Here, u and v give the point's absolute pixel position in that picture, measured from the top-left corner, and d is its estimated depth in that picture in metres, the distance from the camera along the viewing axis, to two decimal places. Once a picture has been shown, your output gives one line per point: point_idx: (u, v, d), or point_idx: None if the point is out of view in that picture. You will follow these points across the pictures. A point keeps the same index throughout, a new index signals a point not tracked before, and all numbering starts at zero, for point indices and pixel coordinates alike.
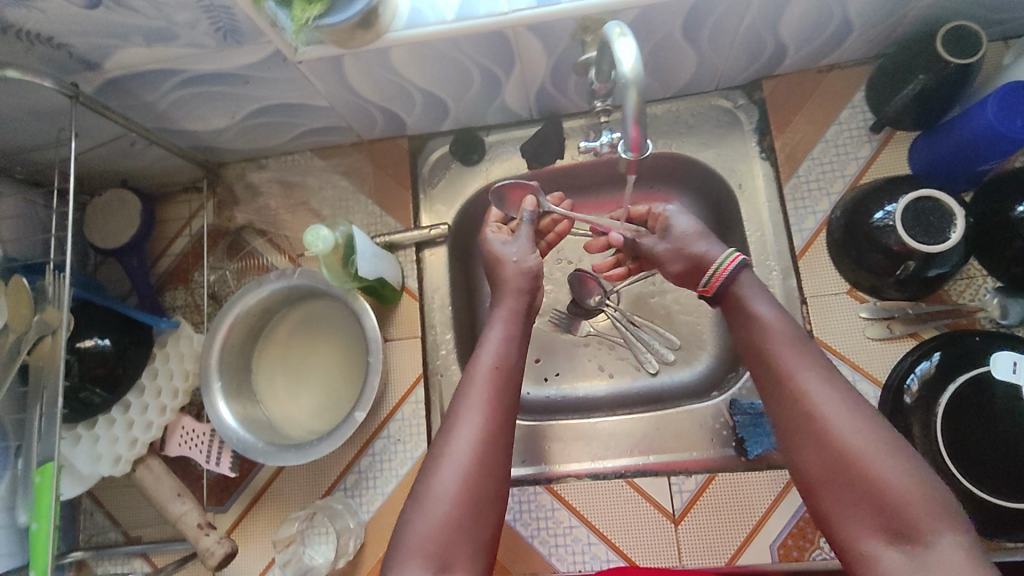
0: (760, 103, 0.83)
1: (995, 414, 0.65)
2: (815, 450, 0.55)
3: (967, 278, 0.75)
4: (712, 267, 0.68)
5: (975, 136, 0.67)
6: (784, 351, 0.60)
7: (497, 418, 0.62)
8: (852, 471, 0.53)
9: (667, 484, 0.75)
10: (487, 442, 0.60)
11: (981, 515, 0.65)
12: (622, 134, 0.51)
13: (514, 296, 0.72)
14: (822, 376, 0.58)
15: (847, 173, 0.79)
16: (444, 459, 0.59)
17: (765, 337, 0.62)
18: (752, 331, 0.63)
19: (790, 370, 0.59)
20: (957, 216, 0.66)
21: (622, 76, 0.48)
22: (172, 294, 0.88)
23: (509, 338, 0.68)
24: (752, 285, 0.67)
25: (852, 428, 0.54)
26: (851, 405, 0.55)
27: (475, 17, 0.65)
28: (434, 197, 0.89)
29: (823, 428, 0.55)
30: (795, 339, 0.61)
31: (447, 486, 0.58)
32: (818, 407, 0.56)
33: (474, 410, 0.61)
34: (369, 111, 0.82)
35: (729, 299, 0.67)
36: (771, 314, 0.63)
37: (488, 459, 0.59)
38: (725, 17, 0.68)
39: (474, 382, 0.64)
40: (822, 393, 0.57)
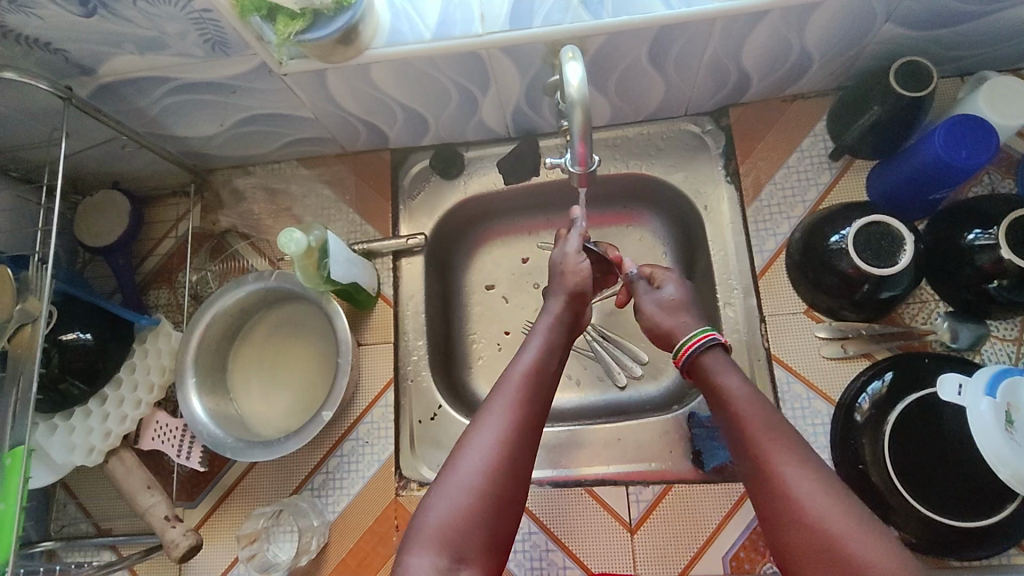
0: (727, 129, 0.86)
1: (942, 434, 0.67)
2: (793, 531, 0.52)
3: (920, 301, 0.77)
4: (681, 342, 0.67)
5: (926, 166, 0.70)
6: (754, 420, 0.58)
7: (526, 418, 0.59)
8: (837, 562, 0.49)
9: (625, 494, 0.76)
10: (517, 440, 0.58)
11: (927, 534, 0.66)
12: (571, 149, 0.55)
13: (559, 307, 0.71)
14: (789, 452, 0.55)
15: (807, 199, 0.82)
16: (470, 448, 0.57)
17: (736, 415, 0.59)
18: (724, 409, 0.61)
19: (764, 442, 0.56)
20: (906, 241, 0.69)
21: (569, 95, 0.51)
22: (155, 293, 0.91)
23: (549, 346, 0.66)
24: (721, 362, 0.64)
25: (828, 508, 0.51)
26: (822, 483, 0.53)
27: (450, 37, 0.69)
28: (414, 209, 0.92)
29: (797, 504, 0.52)
30: (764, 415, 0.58)
31: (470, 475, 0.56)
32: (789, 486, 0.53)
33: (506, 403, 0.60)
34: (353, 124, 0.86)
35: (699, 374, 0.65)
36: (740, 390, 0.61)
37: (516, 460, 0.57)
38: (688, 45, 0.71)
39: (509, 381, 0.62)
40: (798, 480, 0.53)
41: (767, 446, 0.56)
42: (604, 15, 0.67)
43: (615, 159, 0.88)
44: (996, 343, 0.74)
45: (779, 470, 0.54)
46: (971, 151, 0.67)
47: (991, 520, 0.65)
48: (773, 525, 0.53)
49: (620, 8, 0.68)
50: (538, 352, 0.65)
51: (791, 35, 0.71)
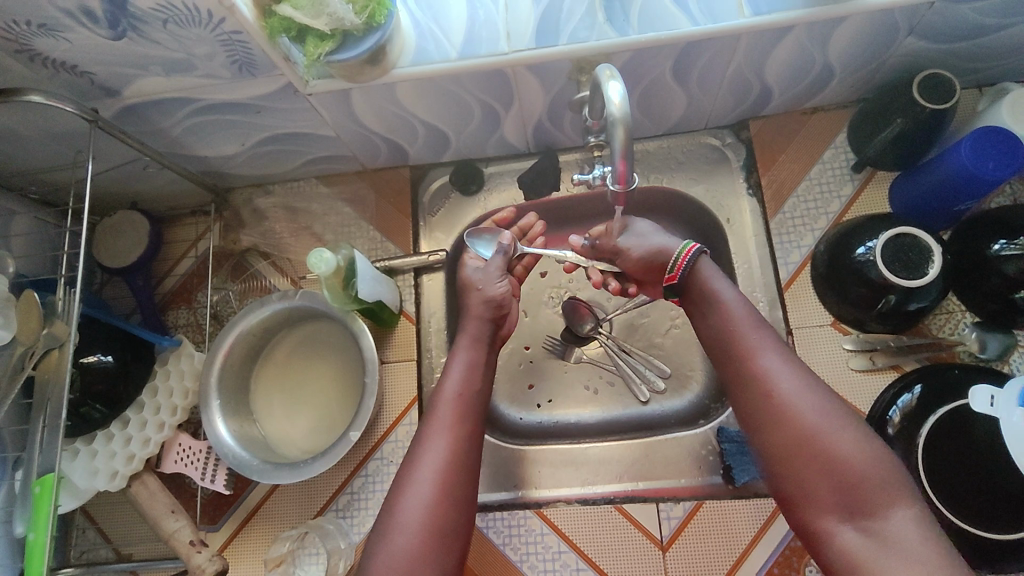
0: (747, 142, 0.87)
1: (975, 445, 0.66)
2: (773, 419, 0.59)
3: (947, 312, 0.77)
4: (673, 255, 0.71)
5: (951, 178, 0.70)
6: (738, 323, 0.65)
7: (458, 445, 0.65)
8: (821, 457, 0.56)
9: (656, 511, 0.76)
10: (452, 462, 0.63)
11: (965, 545, 0.66)
12: (611, 167, 0.55)
13: (474, 325, 0.75)
14: (772, 349, 0.63)
15: (830, 211, 0.82)
16: (412, 485, 0.61)
17: (727, 325, 0.66)
18: (714, 312, 0.68)
19: (751, 344, 0.64)
20: (934, 253, 0.69)
21: (609, 113, 0.51)
22: (175, 313, 0.90)
23: (469, 364, 0.71)
24: (712, 271, 0.70)
25: (805, 399, 0.59)
26: (803, 382, 0.60)
27: (476, 56, 0.69)
28: (434, 225, 0.91)
29: (781, 394, 0.60)
30: (753, 318, 0.66)
31: (412, 514, 0.60)
32: (776, 386, 0.60)
33: (440, 433, 0.65)
34: (374, 141, 0.86)
35: (697, 285, 0.70)
36: (732, 296, 0.67)
37: (452, 486, 0.62)
38: (711, 61, 0.72)
39: (438, 409, 0.67)
40: (784, 380, 0.60)
41: (755, 347, 0.63)
42: (630, 32, 0.68)
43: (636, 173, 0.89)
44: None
45: (764, 367, 0.62)
46: (998, 162, 0.67)
47: None
48: (756, 419, 0.61)
49: (647, 25, 0.68)
50: (459, 375, 0.70)
51: (813, 49, 0.71)
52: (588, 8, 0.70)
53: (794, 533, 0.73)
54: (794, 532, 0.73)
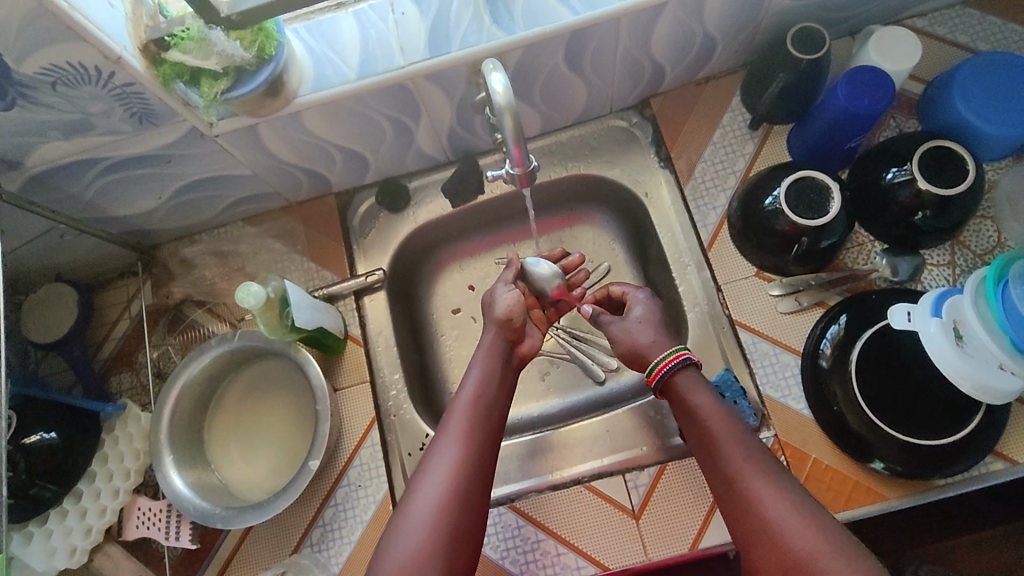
0: (651, 119, 0.91)
1: (905, 362, 0.70)
2: (767, 545, 0.56)
3: (858, 244, 0.81)
4: (658, 360, 0.71)
5: (836, 119, 0.75)
6: (712, 430, 0.64)
7: (472, 451, 0.64)
8: None
9: (623, 482, 0.77)
10: (465, 467, 0.63)
11: (909, 456, 0.70)
12: (507, 154, 0.58)
13: (491, 337, 0.76)
14: (750, 457, 0.61)
15: (737, 169, 0.86)
16: (423, 484, 0.62)
17: (707, 435, 0.64)
18: (694, 426, 0.66)
19: (738, 463, 0.61)
20: (833, 190, 0.74)
21: (496, 101, 0.53)
22: (117, 378, 0.88)
23: (485, 375, 0.71)
24: (690, 380, 0.69)
25: (795, 525, 0.55)
26: (788, 496, 0.57)
27: (374, 73, 0.71)
28: (367, 246, 0.92)
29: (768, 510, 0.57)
30: (733, 430, 0.63)
31: (423, 512, 0.60)
32: (762, 504, 0.57)
33: (454, 434, 0.65)
34: (293, 173, 0.86)
35: (672, 391, 0.70)
36: (710, 412, 0.65)
37: (465, 493, 0.61)
38: (600, 46, 0.76)
39: (452, 416, 0.67)
40: (772, 501, 0.57)
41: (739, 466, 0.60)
42: (516, 30, 0.71)
43: (554, 165, 0.92)
44: (933, 270, 0.78)
45: (753, 488, 0.59)
46: (872, 98, 0.72)
47: (966, 430, 0.69)
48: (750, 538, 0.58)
49: (531, 21, 0.71)
50: (477, 381, 0.71)
51: (690, 22, 0.76)
52: (474, 13, 0.72)
53: None
54: None
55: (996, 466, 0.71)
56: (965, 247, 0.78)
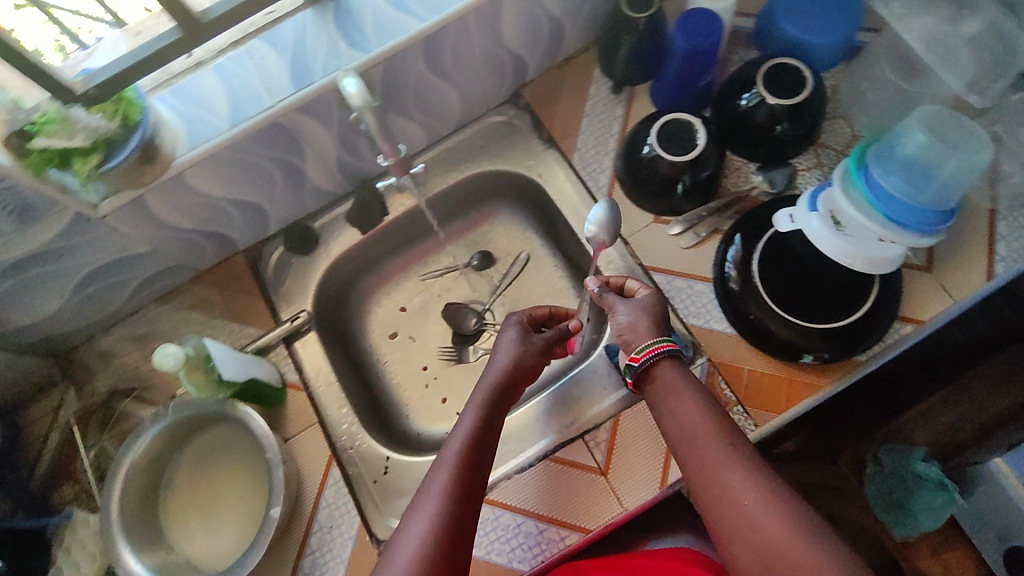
0: (526, 107, 0.96)
1: (801, 256, 0.77)
2: (743, 533, 0.55)
3: (735, 170, 0.88)
4: (646, 341, 0.69)
5: (683, 62, 0.82)
6: (693, 424, 0.63)
7: (465, 491, 0.59)
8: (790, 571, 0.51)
9: (585, 444, 0.79)
10: (455, 504, 0.58)
11: (829, 341, 0.75)
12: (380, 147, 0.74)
13: (492, 374, 0.71)
14: (727, 443, 0.60)
15: (613, 132, 0.92)
16: (410, 524, 0.57)
17: (687, 428, 0.63)
18: (675, 420, 0.65)
19: (711, 450, 0.60)
20: (695, 125, 0.80)
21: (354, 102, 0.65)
22: (59, 493, 0.83)
23: (482, 414, 0.67)
24: (671, 373, 0.68)
25: (768, 512, 0.55)
26: (760, 484, 0.57)
27: (247, 118, 0.73)
28: (286, 293, 0.92)
29: (744, 505, 0.56)
30: (715, 422, 0.62)
31: (408, 551, 0.55)
32: (736, 493, 0.57)
33: (446, 473, 0.60)
34: (194, 240, 0.86)
35: (651, 385, 0.69)
36: (693, 406, 0.64)
37: (454, 532, 0.56)
38: (455, 47, 0.80)
39: (445, 454, 0.63)
40: (746, 490, 0.56)
41: (716, 458, 0.60)
42: (371, 47, 0.74)
43: (449, 171, 0.96)
44: (806, 174, 0.85)
45: (726, 480, 0.58)
46: (705, 35, 0.79)
47: (868, 303, 0.75)
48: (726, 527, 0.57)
49: (383, 36, 0.75)
50: (474, 420, 0.66)
51: (532, 8, 0.81)
52: (328, 42, 0.75)
53: None
54: None
55: (907, 330, 0.77)
56: (826, 147, 0.86)
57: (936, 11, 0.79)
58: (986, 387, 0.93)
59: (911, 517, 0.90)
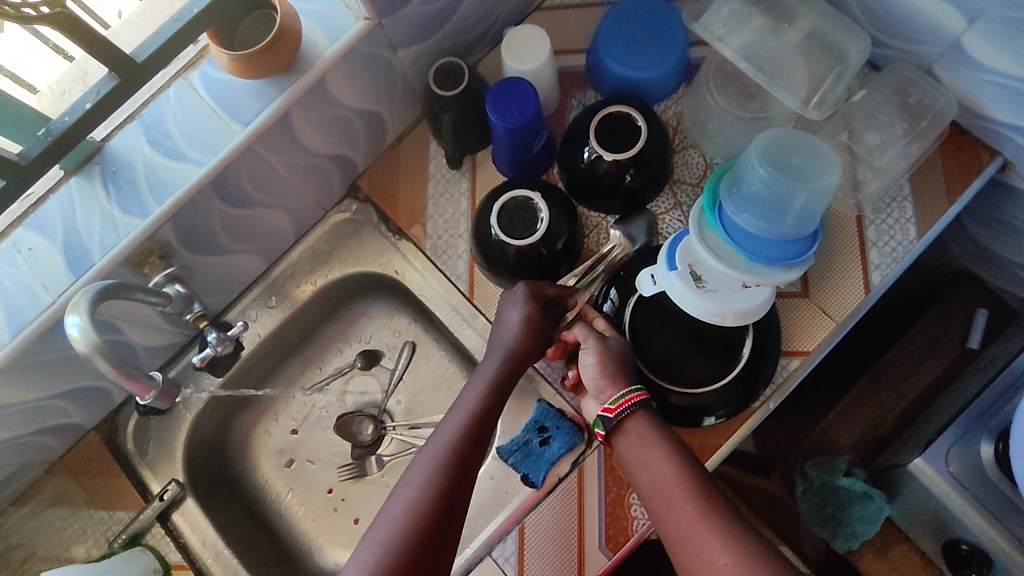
0: (368, 198, 0.88)
1: (672, 312, 0.73)
2: None
3: (594, 226, 0.82)
4: (623, 390, 0.66)
5: (508, 137, 0.75)
6: (666, 479, 0.62)
7: (446, 479, 0.62)
8: None
9: (494, 562, 0.72)
10: (435, 488, 0.61)
11: (719, 399, 0.71)
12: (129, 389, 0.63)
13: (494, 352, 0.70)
14: (701, 507, 0.59)
15: (463, 210, 0.85)
16: (393, 500, 0.62)
17: (659, 487, 0.62)
18: (645, 479, 0.63)
19: (684, 510, 0.59)
20: (535, 200, 0.75)
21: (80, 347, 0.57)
22: None
23: (481, 400, 0.67)
24: (639, 426, 0.65)
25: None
26: (735, 547, 0.56)
27: (27, 323, 0.64)
28: (151, 462, 0.84)
29: (720, 568, 0.55)
30: (689, 478, 0.61)
31: (388, 522, 0.60)
32: (712, 559, 0.56)
33: (431, 461, 0.63)
34: (24, 440, 0.77)
35: (620, 439, 0.66)
36: (662, 461, 0.63)
37: (431, 513, 0.60)
38: (253, 174, 0.71)
39: (438, 438, 0.65)
40: (723, 555, 0.56)
41: (691, 518, 0.59)
42: (151, 208, 0.66)
43: (302, 285, 0.88)
44: (666, 218, 0.81)
45: (700, 543, 0.57)
46: (520, 107, 0.73)
47: (746, 351, 0.71)
48: None
49: (162, 192, 0.66)
50: (473, 404, 0.67)
51: (331, 109, 0.73)
52: (102, 212, 0.66)
53: (604, 487, 0.74)
54: (604, 486, 0.74)
55: (794, 363, 0.74)
56: (681, 184, 0.81)
57: (750, 30, 0.77)
58: (900, 370, 0.99)
59: (849, 528, 0.95)
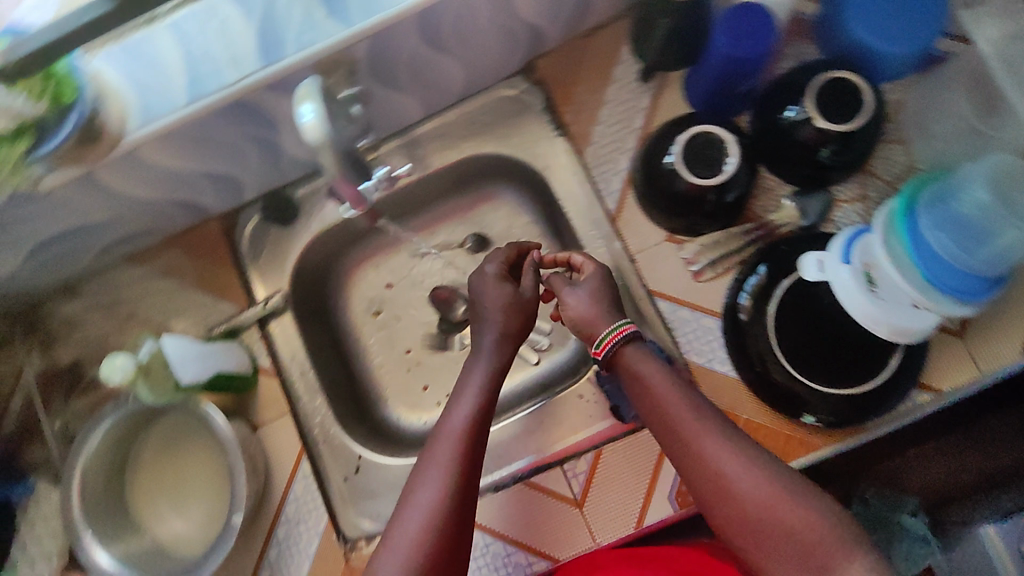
0: (541, 83, 0.84)
1: (824, 307, 0.70)
2: (723, 500, 0.54)
3: (767, 189, 0.77)
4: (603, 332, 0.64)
5: (722, 67, 0.70)
6: (667, 396, 0.59)
7: (475, 458, 0.58)
8: (773, 532, 0.52)
9: (562, 474, 0.76)
10: (467, 471, 0.57)
11: (839, 405, 0.69)
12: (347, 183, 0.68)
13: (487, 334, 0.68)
14: (719, 432, 0.56)
15: (636, 127, 0.80)
16: (423, 485, 0.56)
17: (657, 398, 0.59)
18: (642, 393, 0.61)
19: (689, 423, 0.57)
20: (728, 143, 0.70)
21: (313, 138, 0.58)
22: (29, 453, 0.81)
23: (483, 379, 0.64)
24: (636, 352, 0.63)
25: (748, 477, 0.53)
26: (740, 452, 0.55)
27: (207, 94, 0.63)
28: (262, 267, 0.86)
29: (727, 472, 0.54)
30: (685, 392, 0.59)
31: (426, 510, 0.55)
32: (720, 467, 0.54)
33: (454, 438, 0.59)
34: (159, 206, 0.78)
35: (620, 364, 0.63)
36: (659, 375, 0.61)
37: (465, 496, 0.56)
38: (457, 19, 0.68)
39: (452, 418, 0.61)
40: (730, 458, 0.55)
41: (694, 428, 0.57)
42: (353, 19, 0.63)
43: (448, 149, 0.86)
44: (845, 207, 0.75)
45: (706, 450, 0.55)
46: (753, 39, 0.68)
47: (886, 370, 0.69)
48: (702, 494, 0.56)
49: (370, 8, 0.63)
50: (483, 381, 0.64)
51: None
52: (306, 6, 0.63)
53: None
54: None
55: (923, 400, 0.70)
56: (874, 177, 0.75)
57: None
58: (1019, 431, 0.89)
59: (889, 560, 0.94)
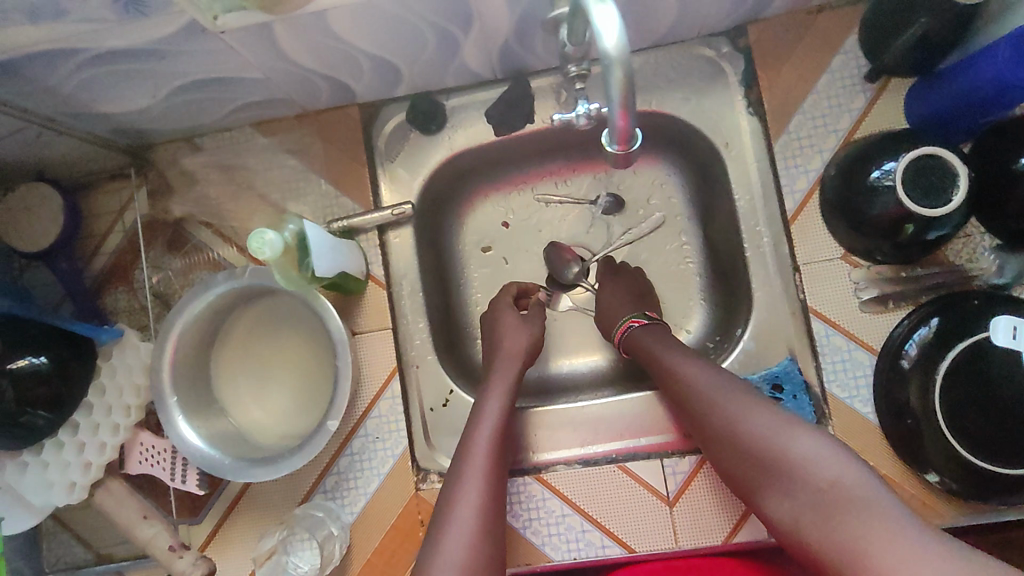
0: (745, 51, 0.76)
1: (995, 377, 0.61)
2: (742, 442, 0.57)
3: (965, 236, 0.70)
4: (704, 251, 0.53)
5: (979, 87, 0.60)
6: (691, 373, 0.64)
7: (497, 482, 0.62)
8: (787, 472, 0.54)
9: (660, 467, 0.73)
10: (492, 493, 0.61)
11: (975, 479, 0.63)
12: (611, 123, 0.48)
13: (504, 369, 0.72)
14: (745, 395, 0.60)
15: (839, 128, 0.73)
16: (457, 503, 0.59)
17: (679, 376, 0.65)
18: (667, 377, 0.66)
19: (709, 386, 0.62)
20: (960, 175, 0.60)
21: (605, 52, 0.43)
22: (112, 297, 0.79)
23: (498, 405, 0.68)
24: (647, 334, 0.71)
25: (767, 424, 0.56)
26: (772, 410, 0.58)
27: None
28: (394, 171, 0.80)
29: (745, 426, 0.57)
30: (711, 365, 0.64)
31: (462, 525, 0.57)
32: (738, 420, 0.58)
33: (481, 460, 0.62)
34: (311, 79, 0.72)
35: (637, 350, 0.72)
36: (683, 362, 0.65)
37: (491, 515, 0.59)
38: None
39: (476, 437, 0.65)
40: (754, 413, 0.58)
41: (712, 390, 0.62)
42: None
43: None
44: None
45: (726, 409, 0.60)
46: None
47: None
48: (725, 447, 0.59)
49: None
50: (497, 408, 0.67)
51: None
52: None
53: None
54: None
55: None
56: None
57: None
58: None
59: None
